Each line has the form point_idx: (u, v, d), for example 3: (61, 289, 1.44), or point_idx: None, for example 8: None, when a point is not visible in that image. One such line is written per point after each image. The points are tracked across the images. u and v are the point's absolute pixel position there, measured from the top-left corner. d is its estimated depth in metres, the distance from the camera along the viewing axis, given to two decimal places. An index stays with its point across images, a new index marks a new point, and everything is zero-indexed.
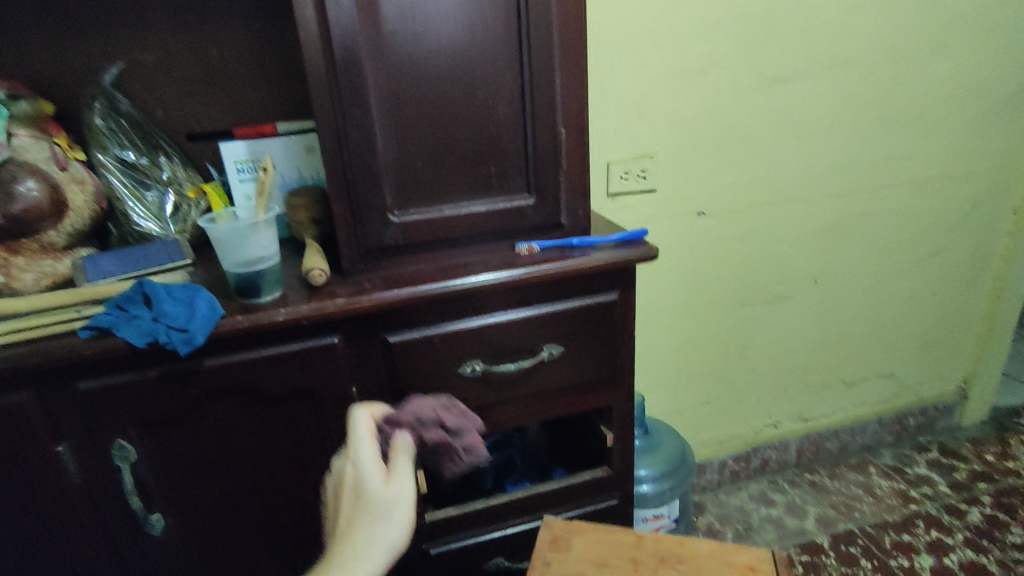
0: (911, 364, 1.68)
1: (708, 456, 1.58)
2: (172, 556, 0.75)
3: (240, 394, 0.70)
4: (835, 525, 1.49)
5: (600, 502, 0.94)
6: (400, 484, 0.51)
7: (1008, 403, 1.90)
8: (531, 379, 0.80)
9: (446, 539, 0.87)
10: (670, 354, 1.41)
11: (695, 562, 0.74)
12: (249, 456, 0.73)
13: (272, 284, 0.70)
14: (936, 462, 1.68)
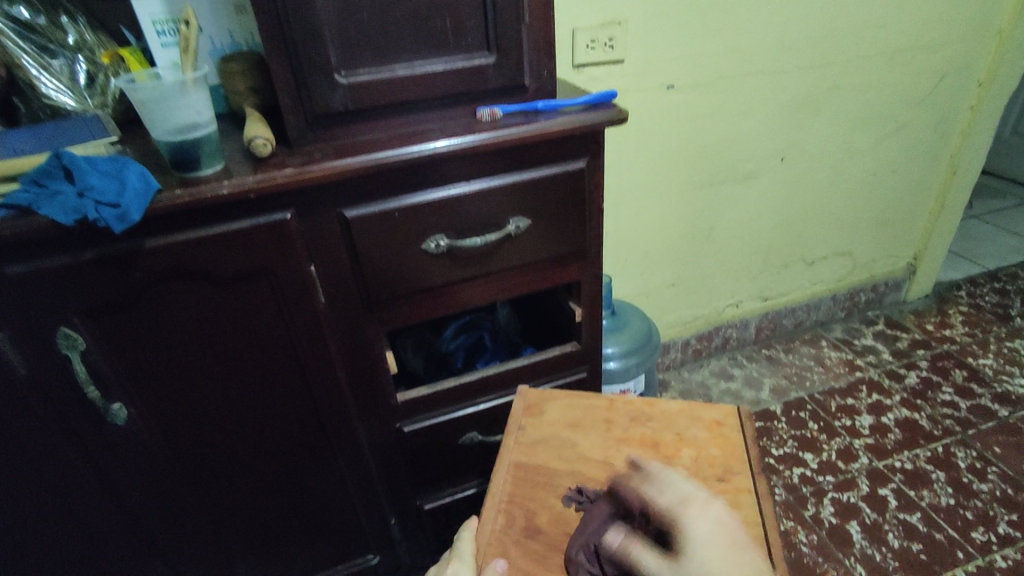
0: (867, 242, 1.72)
1: (672, 336, 1.64)
2: (143, 445, 0.74)
3: (191, 277, 0.65)
4: (788, 394, 1.59)
5: (570, 375, 0.96)
6: None
7: (951, 278, 2.00)
8: (498, 254, 0.78)
9: (420, 416, 0.89)
10: (637, 238, 1.40)
11: (666, 419, 0.77)
12: (210, 343, 0.71)
13: (214, 156, 0.64)
14: (882, 333, 1.78)
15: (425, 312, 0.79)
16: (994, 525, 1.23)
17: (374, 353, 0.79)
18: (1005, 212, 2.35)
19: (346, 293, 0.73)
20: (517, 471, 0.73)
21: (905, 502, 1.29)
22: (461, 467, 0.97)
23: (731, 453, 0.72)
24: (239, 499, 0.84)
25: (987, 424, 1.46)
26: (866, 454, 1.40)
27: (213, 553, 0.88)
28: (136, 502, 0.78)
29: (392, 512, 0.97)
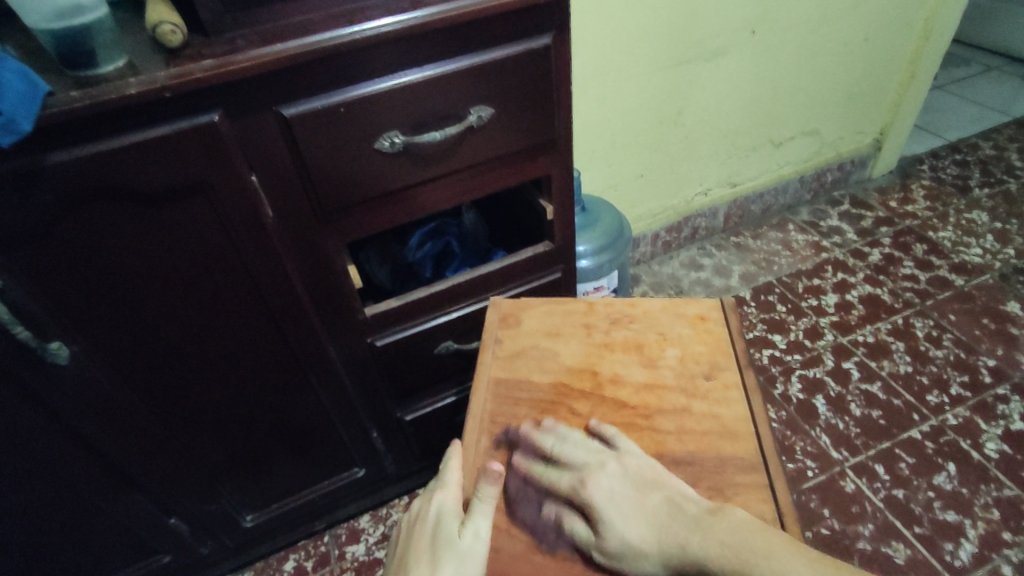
0: (835, 120, 1.68)
1: (643, 230, 1.61)
2: (94, 384, 0.69)
3: (114, 195, 0.57)
4: (756, 280, 1.61)
5: (543, 277, 0.92)
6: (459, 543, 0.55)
7: (914, 153, 1.99)
8: (460, 150, 0.70)
9: (392, 330, 0.85)
10: (604, 128, 1.33)
11: (648, 318, 0.76)
12: (149, 270, 0.64)
13: (116, 54, 0.55)
14: (847, 213, 1.79)
15: (386, 221, 0.73)
16: (946, 388, 1.30)
17: (336, 268, 0.74)
18: (969, 80, 2.32)
19: (296, 206, 0.66)
20: (498, 387, 0.71)
21: (866, 373, 1.35)
22: (440, 378, 0.95)
23: (716, 347, 0.72)
24: (212, 428, 0.82)
25: (943, 294, 1.51)
26: (831, 331, 1.45)
27: (195, 482, 0.87)
28: (100, 441, 0.74)
29: (372, 426, 0.96)
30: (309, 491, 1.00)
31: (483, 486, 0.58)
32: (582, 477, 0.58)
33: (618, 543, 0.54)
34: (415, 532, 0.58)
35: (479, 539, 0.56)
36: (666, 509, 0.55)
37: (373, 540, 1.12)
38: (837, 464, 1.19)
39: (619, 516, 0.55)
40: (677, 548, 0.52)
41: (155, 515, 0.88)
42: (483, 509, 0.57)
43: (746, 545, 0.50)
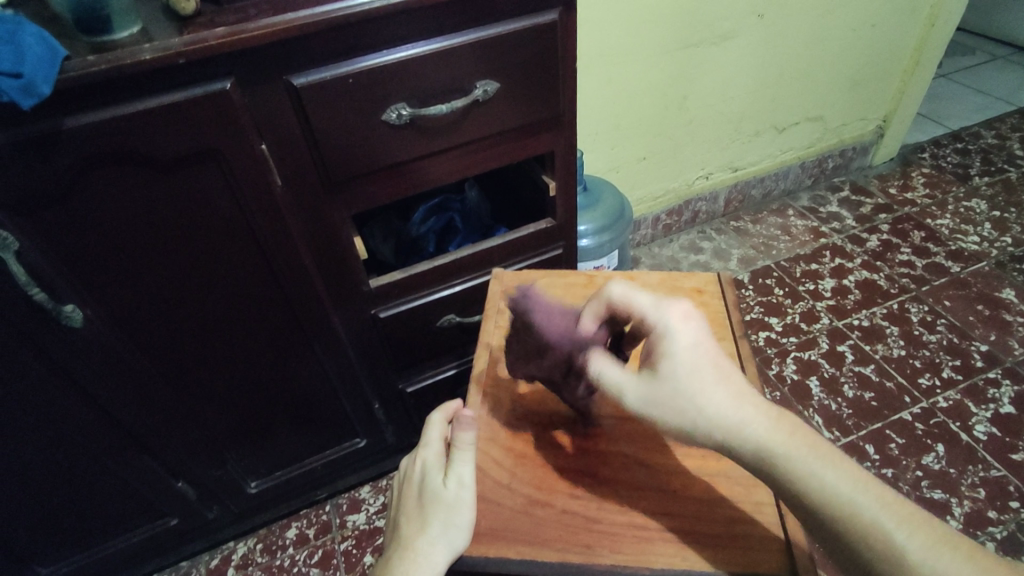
0: (838, 105, 1.69)
1: (643, 212, 1.63)
2: (107, 346, 0.71)
3: (129, 162, 0.58)
4: (755, 264, 1.63)
5: (544, 253, 0.94)
6: (444, 501, 0.56)
7: (916, 141, 2.00)
8: (466, 123, 0.72)
9: (395, 301, 0.87)
10: (608, 108, 1.33)
11: (646, 291, 0.78)
12: (162, 234, 0.65)
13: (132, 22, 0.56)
14: (847, 199, 1.80)
15: (391, 193, 0.75)
16: (939, 371, 1.33)
17: (342, 238, 0.76)
18: (973, 69, 2.31)
19: (304, 175, 0.68)
20: (500, 354, 0.73)
21: (860, 356, 1.37)
22: (440, 350, 0.97)
23: (711, 319, 0.74)
24: (220, 393, 0.84)
25: (940, 280, 1.53)
26: (827, 315, 1.47)
27: (202, 446, 0.89)
28: (113, 402, 0.77)
29: (375, 396, 0.98)
30: (312, 459, 1.03)
31: (459, 434, 0.58)
32: (664, 319, 0.57)
33: (681, 387, 0.53)
34: (404, 491, 0.59)
35: (464, 487, 0.57)
36: (738, 384, 0.54)
37: (373, 510, 1.15)
38: (829, 443, 1.22)
39: (691, 366, 0.54)
40: (741, 417, 0.51)
41: (163, 478, 0.90)
42: (461, 457, 0.57)
43: (806, 446, 0.50)
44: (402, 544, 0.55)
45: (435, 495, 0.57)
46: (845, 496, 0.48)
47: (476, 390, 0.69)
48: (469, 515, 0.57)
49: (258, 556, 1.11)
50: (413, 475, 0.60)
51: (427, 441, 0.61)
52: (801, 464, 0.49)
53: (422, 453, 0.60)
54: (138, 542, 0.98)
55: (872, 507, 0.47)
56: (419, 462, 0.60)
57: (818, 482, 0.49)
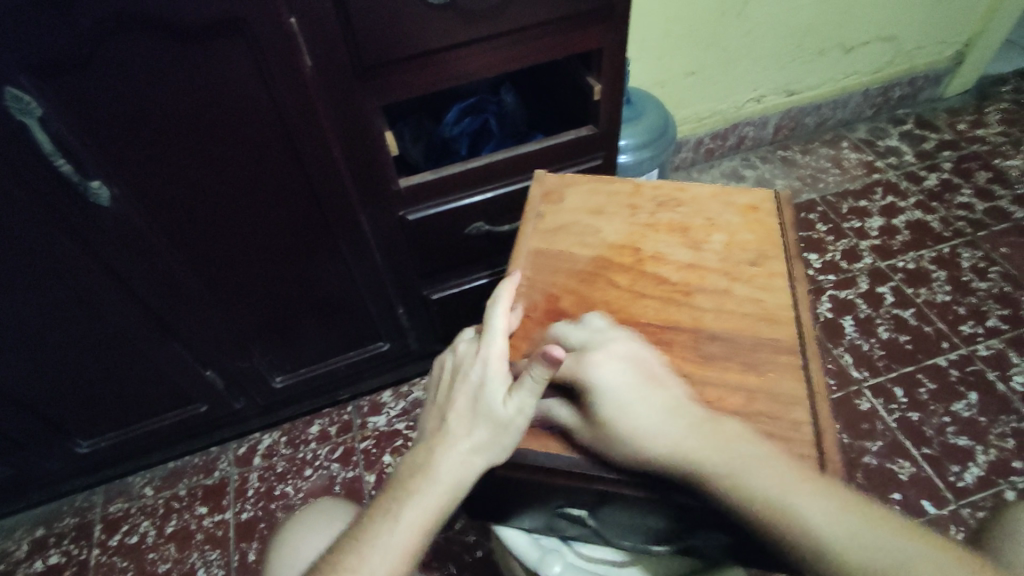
0: (915, 26, 1.53)
1: (686, 134, 1.54)
2: (138, 227, 0.70)
3: (152, 26, 0.55)
4: (800, 196, 1.55)
5: (584, 164, 0.89)
6: (496, 416, 0.54)
7: (996, 72, 1.82)
8: (512, 7, 0.66)
9: (429, 202, 0.84)
10: (662, 12, 1.23)
11: (696, 204, 0.73)
12: (187, 113, 0.62)
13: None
14: (909, 133, 1.68)
15: (429, 82, 0.70)
16: (984, 319, 1.27)
17: (374, 132, 0.72)
18: None
19: (338, 58, 0.64)
20: (537, 257, 0.70)
21: (900, 298, 1.32)
22: (471, 255, 0.95)
23: (762, 237, 0.69)
24: (250, 285, 0.84)
25: (999, 226, 1.43)
26: (870, 255, 1.40)
27: (229, 336, 0.90)
28: (144, 285, 0.77)
29: (400, 301, 0.98)
30: (336, 360, 1.04)
31: (535, 367, 0.51)
32: (584, 351, 0.56)
33: (612, 428, 0.52)
34: (457, 385, 0.57)
35: (522, 413, 0.53)
36: (666, 401, 0.53)
37: (394, 413, 1.18)
38: (856, 383, 1.20)
39: (619, 405, 0.52)
40: (671, 441, 0.50)
41: (193, 365, 0.92)
42: (529, 387, 0.52)
43: (734, 452, 0.49)
44: (444, 441, 0.54)
45: (487, 409, 0.54)
46: (762, 492, 0.46)
47: (510, 287, 0.67)
48: (518, 438, 0.54)
49: (283, 448, 1.16)
50: (469, 373, 0.57)
51: (487, 346, 0.57)
52: (730, 474, 0.48)
53: (482, 355, 0.57)
54: (171, 425, 1.02)
55: (821, 518, 0.45)
56: (476, 364, 0.57)
57: (768, 503, 0.46)
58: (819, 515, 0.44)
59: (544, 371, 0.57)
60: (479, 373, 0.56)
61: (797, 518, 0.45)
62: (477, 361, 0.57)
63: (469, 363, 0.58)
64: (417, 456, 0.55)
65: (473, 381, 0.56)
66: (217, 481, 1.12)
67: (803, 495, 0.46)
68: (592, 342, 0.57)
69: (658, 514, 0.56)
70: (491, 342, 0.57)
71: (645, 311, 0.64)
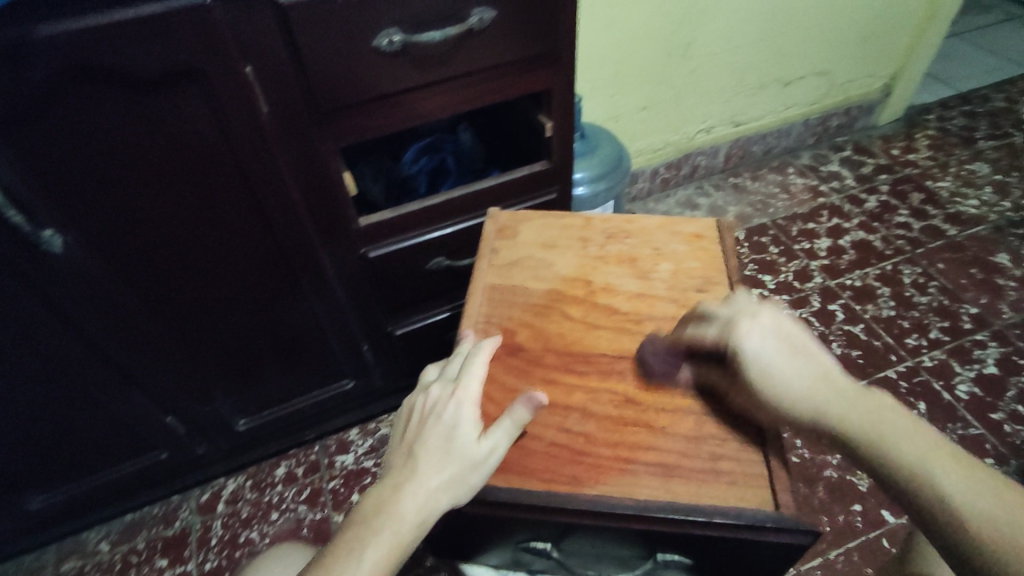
0: (846, 61, 1.64)
1: (641, 165, 1.60)
2: (91, 274, 0.69)
3: (104, 77, 0.56)
4: (751, 221, 1.62)
5: (539, 197, 0.92)
6: (470, 454, 0.55)
7: (922, 102, 1.96)
8: (460, 54, 0.69)
9: (387, 240, 0.85)
10: (610, 53, 1.29)
11: (644, 235, 0.77)
12: (143, 160, 0.63)
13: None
14: (849, 159, 1.78)
15: (382, 125, 0.73)
16: (926, 332, 1.34)
17: (330, 174, 0.74)
18: (987, 30, 2.25)
19: (292, 104, 0.66)
20: (492, 292, 0.72)
21: (850, 315, 1.38)
22: (433, 292, 0.97)
23: (708, 265, 0.73)
24: (208, 329, 0.83)
25: (935, 243, 1.52)
26: (820, 274, 1.47)
27: (190, 381, 0.89)
28: (98, 333, 0.76)
29: (364, 338, 0.98)
30: (300, 399, 1.03)
31: (521, 407, 0.57)
32: (731, 321, 0.55)
33: (756, 391, 0.52)
34: (426, 425, 0.57)
35: (495, 453, 0.56)
36: (821, 368, 0.51)
37: (361, 451, 1.17)
38: None
39: (767, 369, 0.51)
40: (817, 409, 0.49)
41: (151, 412, 0.90)
42: (510, 425, 0.57)
43: (885, 422, 0.48)
44: (416, 480, 0.53)
45: (462, 446, 0.55)
46: (911, 460, 0.45)
47: (465, 320, 0.69)
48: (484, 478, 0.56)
49: (248, 492, 1.13)
50: (440, 414, 0.57)
51: (460, 387, 0.59)
52: (875, 443, 0.47)
53: (455, 396, 0.58)
54: (129, 475, 0.99)
55: (957, 480, 0.43)
56: (447, 405, 0.58)
57: (910, 464, 0.45)
58: (972, 491, 0.43)
59: (695, 332, 0.58)
60: (455, 411, 0.57)
61: (937, 478, 0.44)
62: (449, 401, 0.58)
63: (439, 403, 0.58)
64: (382, 495, 0.53)
65: (444, 420, 0.57)
66: (179, 532, 1.09)
67: (962, 474, 0.44)
68: (741, 311, 0.56)
69: (628, 544, 0.58)
70: (465, 384, 0.59)
71: (598, 341, 0.66)
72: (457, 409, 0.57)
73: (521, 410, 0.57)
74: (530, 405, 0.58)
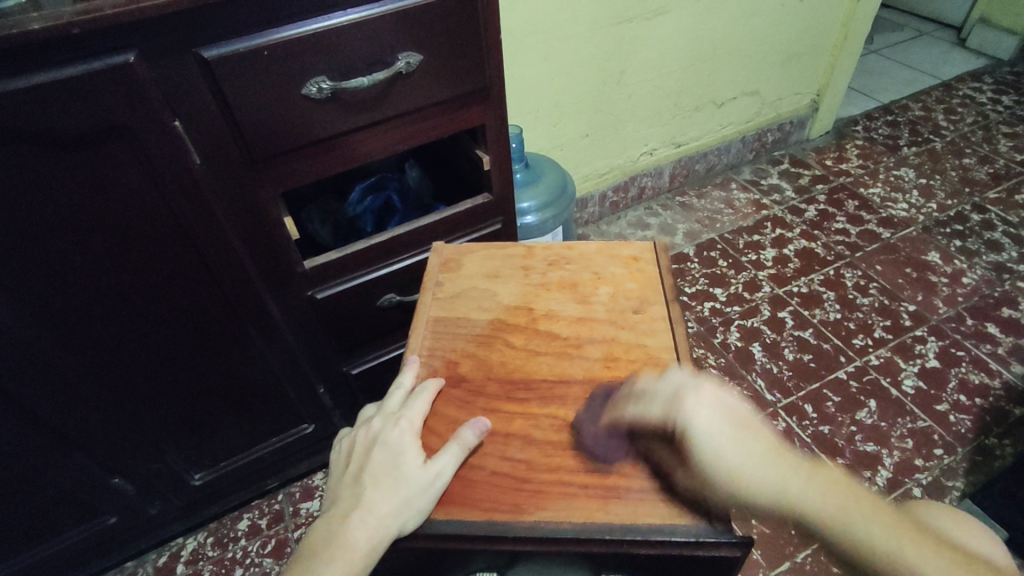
0: (773, 80, 1.74)
1: (589, 190, 1.65)
2: (25, 338, 0.68)
3: (27, 140, 0.56)
4: (699, 237, 1.67)
5: (483, 229, 0.94)
6: (415, 479, 0.56)
7: (850, 114, 2.07)
8: (390, 96, 0.71)
9: (333, 281, 0.86)
10: (547, 85, 1.34)
11: (583, 260, 0.79)
12: (74, 219, 0.63)
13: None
14: (787, 172, 1.86)
15: (320, 169, 0.74)
16: (871, 332, 1.39)
17: (271, 220, 0.75)
18: (902, 46, 2.41)
19: (225, 155, 0.67)
20: (437, 325, 0.73)
21: (799, 321, 1.43)
22: (384, 329, 0.97)
23: (645, 285, 0.76)
24: (153, 384, 0.82)
25: (872, 246, 1.59)
26: (768, 284, 1.52)
27: (138, 439, 0.87)
28: (35, 398, 0.74)
29: (319, 381, 0.97)
30: (258, 448, 1.02)
31: (465, 431, 0.59)
32: (676, 396, 0.54)
33: (718, 479, 0.50)
34: (370, 453, 0.58)
35: (442, 477, 0.57)
36: (767, 447, 0.51)
37: (325, 496, 1.14)
38: (769, 405, 1.27)
39: (725, 454, 0.50)
40: (778, 497, 0.49)
41: (97, 475, 0.87)
42: (455, 449, 0.58)
43: (846, 500, 0.49)
44: (362, 506, 0.54)
45: (407, 472, 0.56)
46: (878, 541, 0.47)
47: (410, 354, 0.70)
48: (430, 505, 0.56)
49: (208, 550, 1.09)
50: (384, 441, 0.59)
51: (404, 417, 0.61)
52: (844, 525, 0.47)
53: (399, 425, 0.60)
54: (76, 543, 0.95)
55: (909, 552, 0.46)
56: (392, 433, 0.59)
57: (866, 543, 0.47)
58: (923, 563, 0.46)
59: (639, 409, 0.56)
60: (399, 439, 0.59)
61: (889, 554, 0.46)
62: (393, 430, 0.60)
63: (384, 432, 0.60)
64: (329, 528, 0.53)
65: (389, 447, 0.58)
66: None
67: (907, 541, 0.47)
68: (682, 387, 0.54)
69: (578, 566, 0.58)
70: (410, 414, 0.62)
71: (541, 366, 0.68)
72: (401, 435, 0.59)
73: (466, 435, 0.59)
74: (475, 431, 0.60)
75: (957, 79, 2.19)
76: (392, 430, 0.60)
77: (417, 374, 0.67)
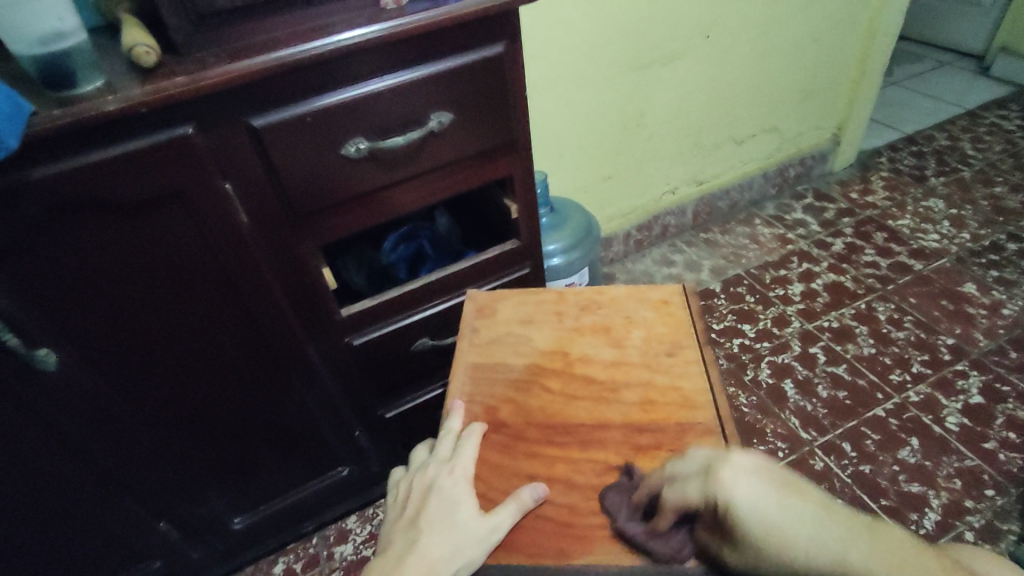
0: (792, 117, 1.76)
1: (614, 230, 1.67)
2: (87, 388, 0.72)
3: (98, 206, 0.61)
4: (726, 272, 1.67)
5: (512, 274, 0.97)
6: (470, 529, 0.57)
7: (873, 146, 2.07)
8: (423, 152, 0.75)
9: (370, 328, 0.89)
10: (570, 131, 1.38)
11: (614, 305, 0.81)
12: (134, 279, 0.67)
13: (135, 62, 0.61)
14: (812, 206, 1.86)
15: (358, 222, 0.78)
16: (908, 366, 1.36)
17: (312, 272, 0.78)
18: (922, 76, 2.42)
19: (272, 213, 0.71)
20: (474, 371, 0.75)
21: (832, 356, 1.41)
22: (420, 374, 0.99)
23: (676, 328, 0.77)
24: (199, 431, 0.85)
25: (904, 278, 1.57)
26: (798, 319, 1.51)
27: (184, 484, 0.90)
28: (92, 445, 0.78)
29: (356, 426, 0.99)
30: (297, 491, 1.03)
31: (523, 491, 0.60)
32: (709, 469, 0.51)
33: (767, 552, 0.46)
34: (426, 500, 0.60)
35: (498, 531, 0.58)
36: (814, 509, 0.47)
37: (360, 540, 1.15)
38: (806, 443, 1.24)
39: (771, 521, 0.46)
40: (835, 560, 0.44)
41: (145, 520, 0.90)
42: (512, 507, 0.59)
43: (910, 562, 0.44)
44: (417, 550, 0.55)
45: (462, 522, 0.58)
46: None
47: (448, 399, 0.72)
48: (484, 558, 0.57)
49: None
50: (440, 490, 0.61)
51: (457, 467, 0.63)
52: None
53: (454, 475, 0.62)
54: None
55: None
56: (446, 482, 0.62)
57: None
58: None
59: (673, 491, 0.54)
60: (454, 489, 0.61)
61: None
62: (448, 479, 0.62)
63: (438, 481, 0.62)
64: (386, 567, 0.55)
65: (445, 496, 0.60)
66: None
67: None
68: (713, 461, 0.53)
69: None
70: (464, 465, 0.64)
71: (578, 411, 0.69)
72: (456, 485, 0.61)
73: (523, 496, 0.60)
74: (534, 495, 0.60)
75: (981, 108, 2.18)
76: (447, 479, 0.62)
77: (455, 418, 0.69)
